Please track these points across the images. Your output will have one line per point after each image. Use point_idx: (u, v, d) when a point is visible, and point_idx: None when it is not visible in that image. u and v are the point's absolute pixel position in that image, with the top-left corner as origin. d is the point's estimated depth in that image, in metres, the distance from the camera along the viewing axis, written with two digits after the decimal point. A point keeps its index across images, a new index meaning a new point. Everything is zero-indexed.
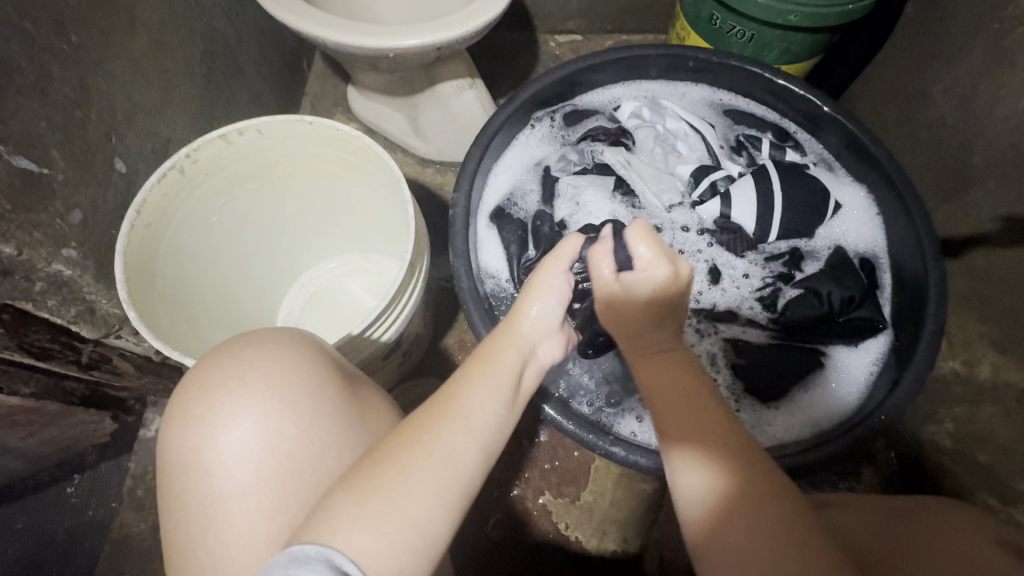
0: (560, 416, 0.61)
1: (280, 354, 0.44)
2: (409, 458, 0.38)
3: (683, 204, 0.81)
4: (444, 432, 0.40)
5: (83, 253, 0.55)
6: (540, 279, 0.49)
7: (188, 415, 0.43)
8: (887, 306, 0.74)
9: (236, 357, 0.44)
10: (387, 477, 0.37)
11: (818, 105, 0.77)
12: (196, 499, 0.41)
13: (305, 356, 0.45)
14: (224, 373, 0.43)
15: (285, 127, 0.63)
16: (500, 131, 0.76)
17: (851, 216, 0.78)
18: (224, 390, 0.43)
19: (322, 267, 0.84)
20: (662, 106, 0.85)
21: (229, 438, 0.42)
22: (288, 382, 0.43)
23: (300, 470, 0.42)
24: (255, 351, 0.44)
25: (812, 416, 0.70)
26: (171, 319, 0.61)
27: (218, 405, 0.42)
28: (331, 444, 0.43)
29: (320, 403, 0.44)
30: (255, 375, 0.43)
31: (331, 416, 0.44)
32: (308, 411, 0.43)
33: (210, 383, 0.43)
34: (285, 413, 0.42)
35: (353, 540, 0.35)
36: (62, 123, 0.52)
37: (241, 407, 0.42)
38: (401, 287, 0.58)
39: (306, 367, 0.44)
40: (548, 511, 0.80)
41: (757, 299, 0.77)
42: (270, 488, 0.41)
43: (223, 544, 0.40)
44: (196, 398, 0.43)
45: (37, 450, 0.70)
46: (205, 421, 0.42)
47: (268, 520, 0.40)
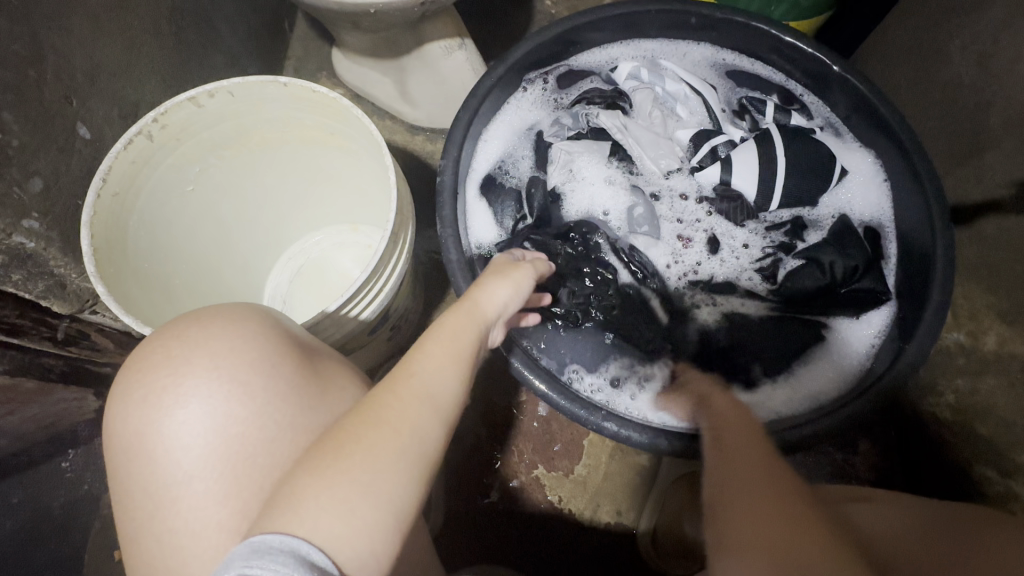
0: (541, 382, 0.60)
1: (229, 331, 0.42)
2: (378, 441, 0.37)
3: (682, 170, 0.77)
4: (413, 412, 0.39)
5: (46, 225, 0.52)
6: (517, 275, 0.54)
7: (130, 396, 0.41)
8: (892, 277, 0.72)
9: (182, 336, 0.42)
10: (357, 459, 0.36)
11: (826, 64, 0.72)
12: (142, 484, 0.40)
13: (255, 334, 0.43)
14: (171, 353, 0.41)
15: (260, 89, 0.59)
16: (490, 94, 0.72)
17: (857, 183, 0.75)
18: (168, 371, 0.41)
19: (304, 241, 0.81)
20: (661, 67, 0.80)
21: (175, 421, 0.40)
22: (238, 361, 0.41)
23: (252, 454, 0.40)
24: (203, 328, 0.42)
25: (810, 390, 0.67)
26: (145, 294, 0.58)
27: (162, 386, 0.41)
28: (285, 426, 0.41)
29: (274, 381, 0.42)
30: (203, 354, 0.41)
31: (286, 395, 0.42)
32: (260, 392, 0.41)
33: (153, 363, 0.41)
34: (236, 393, 0.41)
35: (324, 526, 0.33)
36: (15, 84, 0.48)
37: (187, 387, 0.40)
38: (383, 258, 0.55)
39: (257, 345, 0.43)
40: (541, 483, 0.80)
41: (757, 270, 0.74)
42: (222, 472, 0.40)
43: (172, 531, 0.39)
44: (140, 379, 0.41)
45: (22, 427, 0.69)
46: (149, 404, 0.40)
47: (220, 506, 0.39)
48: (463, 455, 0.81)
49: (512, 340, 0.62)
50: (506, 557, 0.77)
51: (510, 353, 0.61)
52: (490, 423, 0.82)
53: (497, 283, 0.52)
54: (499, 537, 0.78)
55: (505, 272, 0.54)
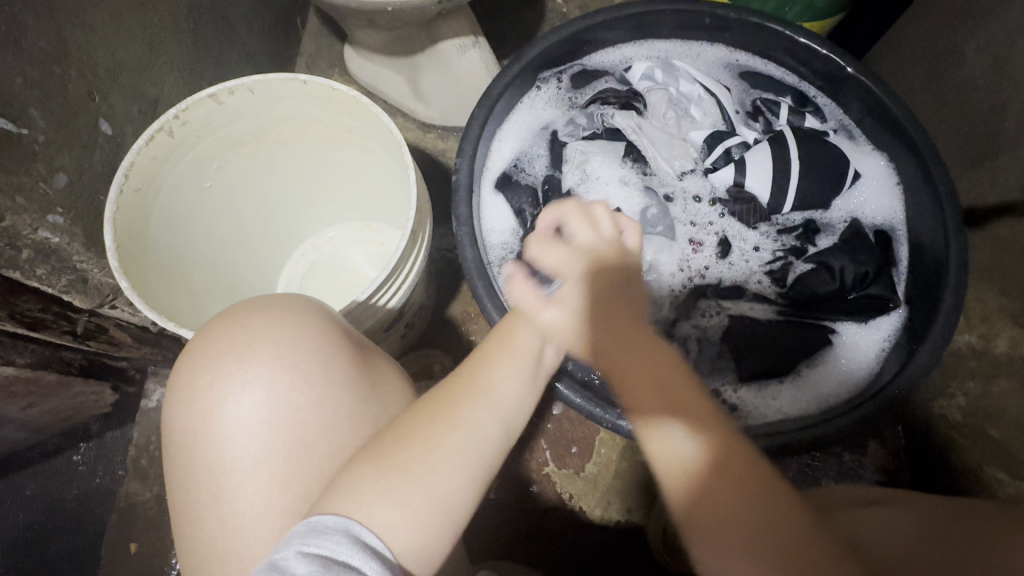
0: (561, 383, 0.60)
1: (289, 322, 0.43)
2: (435, 436, 0.40)
3: (695, 171, 0.77)
4: (469, 410, 0.42)
5: (70, 220, 0.52)
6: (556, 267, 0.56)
7: (195, 382, 0.42)
8: (902, 284, 0.72)
9: (244, 325, 0.43)
10: (412, 453, 0.39)
11: (840, 66, 0.72)
12: (204, 467, 0.40)
13: (313, 326, 0.43)
14: (233, 341, 0.42)
15: (279, 85, 0.60)
16: (505, 93, 0.72)
17: (870, 185, 0.75)
18: (232, 358, 0.41)
19: (322, 236, 0.81)
20: (675, 68, 0.81)
21: (239, 407, 0.40)
22: (299, 350, 0.42)
23: (311, 440, 0.41)
24: (265, 318, 0.43)
25: (819, 392, 0.68)
26: (166, 288, 0.59)
27: (227, 372, 0.41)
28: (342, 414, 0.42)
29: (331, 372, 0.42)
30: (266, 343, 0.42)
31: (343, 385, 0.43)
32: (320, 382, 0.42)
33: (215, 349, 0.42)
34: (297, 382, 0.41)
35: (379, 512, 0.37)
36: (40, 80, 0.48)
37: (252, 374, 0.41)
38: (403, 255, 0.56)
39: (315, 336, 0.43)
40: (552, 480, 0.81)
41: (766, 274, 0.75)
42: (281, 459, 0.40)
43: (235, 514, 0.39)
44: (202, 365, 0.42)
45: (39, 420, 0.69)
46: (212, 389, 0.41)
47: (281, 491, 0.40)
48: None
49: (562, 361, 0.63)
50: (516, 553, 0.78)
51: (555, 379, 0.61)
52: None
53: (550, 283, 0.55)
54: (509, 532, 0.79)
55: (546, 269, 0.56)
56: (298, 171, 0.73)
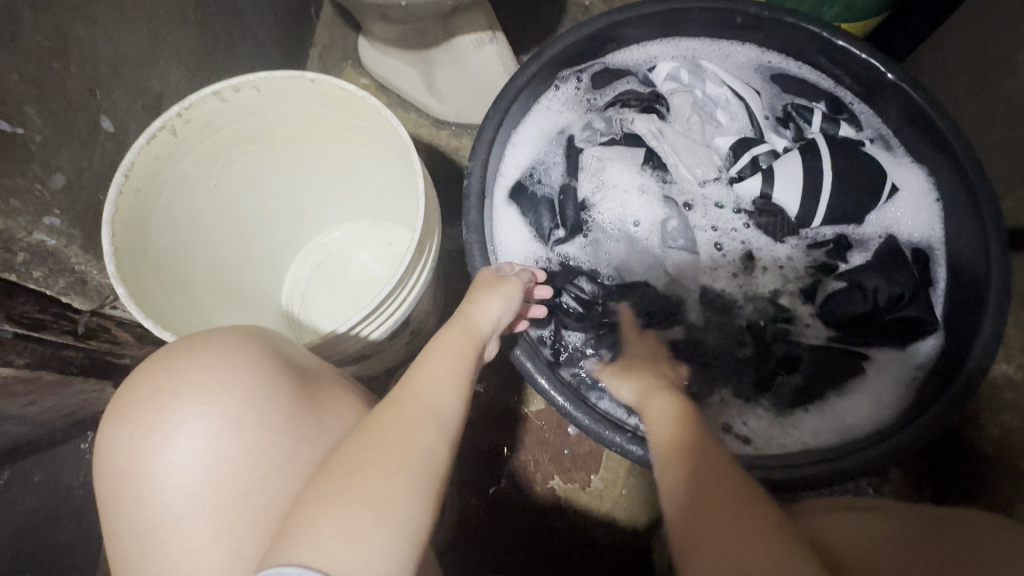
0: (546, 382, 0.58)
1: (219, 362, 0.41)
2: (388, 463, 0.38)
3: (719, 180, 0.74)
4: (417, 430, 0.41)
5: (67, 222, 0.51)
6: (508, 288, 0.55)
7: (119, 432, 0.41)
8: (940, 307, 0.67)
9: (171, 369, 0.41)
10: (367, 485, 0.36)
11: (880, 72, 0.67)
12: (136, 523, 0.39)
13: (246, 368, 0.42)
14: (161, 388, 0.41)
15: (285, 84, 0.57)
16: (522, 94, 0.69)
17: (908, 201, 0.70)
18: (156, 407, 0.40)
19: (321, 240, 0.79)
20: (702, 69, 0.77)
21: (165, 459, 0.39)
22: (229, 394, 0.40)
23: (245, 491, 0.39)
24: (194, 359, 0.41)
25: (843, 421, 0.64)
26: (167, 295, 0.57)
27: (151, 422, 0.40)
28: (280, 461, 0.40)
29: (267, 414, 0.41)
30: (193, 388, 0.40)
31: (281, 428, 0.41)
32: (253, 426, 0.40)
33: (142, 397, 0.41)
34: (228, 429, 0.40)
35: (340, 554, 0.33)
36: (37, 76, 0.46)
37: (178, 422, 0.40)
38: (409, 268, 0.54)
39: (250, 376, 0.41)
40: (557, 494, 0.79)
41: (795, 292, 0.71)
42: (214, 511, 0.39)
43: (165, 572, 0.38)
44: (131, 415, 0.41)
45: (42, 415, 0.68)
46: (137, 441, 0.40)
47: (211, 547, 0.38)
48: (477, 460, 0.80)
49: (516, 333, 0.62)
50: (519, 566, 0.77)
51: (514, 346, 0.61)
52: (507, 429, 0.80)
53: (486, 299, 0.53)
54: (512, 545, 0.77)
55: (496, 286, 0.55)
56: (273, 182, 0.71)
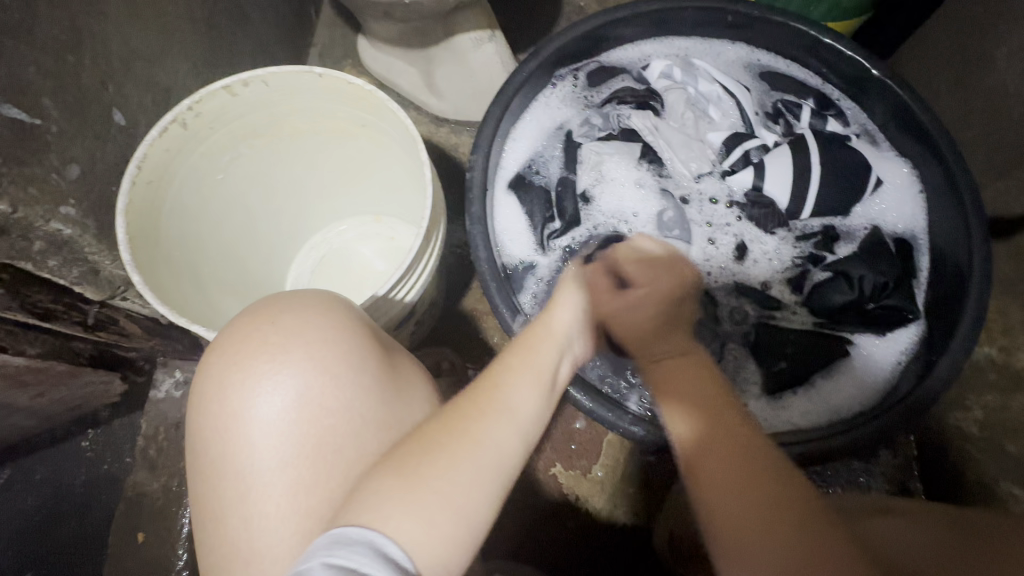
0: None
1: (321, 324, 0.43)
2: (459, 448, 0.39)
3: (712, 174, 0.76)
4: (490, 422, 0.41)
5: (82, 212, 0.52)
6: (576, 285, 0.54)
7: (227, 379, 0.41)
8: (921, 296, 0.70)
9: (276, 322, 0.43)
10: (435, 468, 0.38)
11: (866, 68, 0.70)
12: (232, 468, 0.40)
13: (345, 331, 0.43)
14: (266, 341, 0.42)
15: (293, 79, 0.59)
16: (521, 90, 0.71)
17: (892, 193, 0.73)
18: (264, 358, 0.41)
19: (332, 231, 0.80)
20: (694, 67, 0.79)
21: (268, 408, 0.40)
22: (330, 354, 0.42)
23: (337, 445, 0.40)
24: (298, 318, 0.43)
25: (832, 402, 0.67)
26: (176, 282, 0.58)
27: (259, 372, 0.41)
28: (369, 419, 0.42)
29: (360, 377, 0.42)
30: (297, 343, 0.42)
31: (372, 391, 0.42)
32: (349, 386, 0.42)
33: (245, 347, 0.42)
34: (327, 387, 0.41)
35: (404, 529, 0.35)
36: (53, 68, 0.48)
37: (283, 376, 0.41)
38: (417, 256, 0.55)
39: (346, 340, 0.43)
40: (559, 481, 0.80)
41: (785, 282, 0.74)
42: (306, 461, 0.40)
43: (260, 516, 0.39)
44: (234, 363, 0.42)
45: (48, 408, 0.69)
46: (242, 389, 0.41)
47: (306, 493, 0.39)
48: None
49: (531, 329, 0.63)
50: (521, 551, 0.78)
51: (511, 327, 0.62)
52: None
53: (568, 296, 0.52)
54: (514, 532, 0.79)
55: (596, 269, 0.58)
56: (321, 166, 0.73)
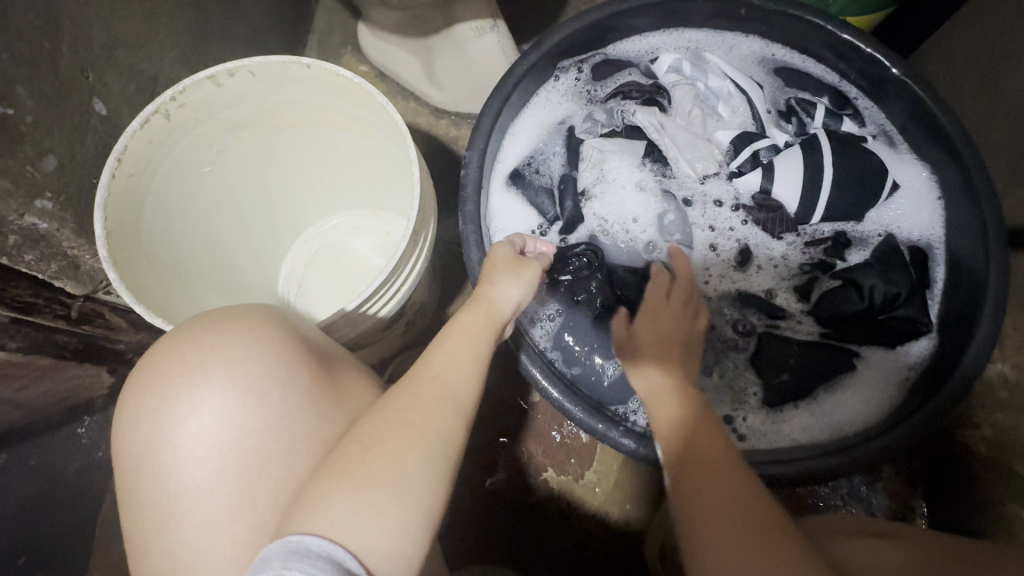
0: (540, 372, 0.58)
1: (243, 337, 0.41)
2: (404, 443, 0.39)
3: (719, 175, 0.73)
4: (432, 410, 0.42)
5: (59, 205, 0.50)
6: (527, 272, 0.55)
7: (144, 404, 0.40)
8: (935, 308, 0.67)
9: (197, 341, 0.41)
10: (381, 464, 0.38)
11: (885, 66, 0.67)
12: (155, 495, 0.39)
13: (271, 343, 0.41)
14: (184, 360, 0.40)
15: (281, 70, 0.57)
16: (521, 83, 0.68)
17: (908, 199, 0.70)
18: (181, 379, 0.40)
19: (325, 225, 0.79)
20: (705, 61, 0.76)
21: (188, 431, 0.39)
22: (255, 370, 0.40)
23: (266, 466, 0.39)
24: (217, 333, 0.41)
25: (834, 418, 0.64)
26: (161, 279, 0.57)
27: (175, 394, 0.39)
28: (301, 437, 0.40)
29: (290, 393, 0.40)
30: (219, 362, 0.40)
31: (303, 405, 0.40)
32: (277, 402, 0.40)
33: (166, 369, 0.40)
34: (252, 404, 0.39)
35: (355, 527, 0.35)
36: (28, 56, 0.46)
37: (201, 396, 0.39)
38: (403, 258, 0.53)
39: (273, 353, 0.41)
40: (551, 486, 0.79)
41: (791, 289, 0.71)
42: (232, 486, 0.38)
43: (182, 544, 0.38)
44: (152, 386, 0.40)
45: (38, 399, 0.68)
46: (160, 413, 0.39)
47: (231, 520, 0.37)
48: (473, 451, 0.80)
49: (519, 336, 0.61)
50: (510, 557, 0.77)
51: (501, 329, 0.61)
52: (502, 420, 0.81)
53: (503, 285, 0.53)
54: (503, 536, 0.78)
55: (514, 267, 0.55)
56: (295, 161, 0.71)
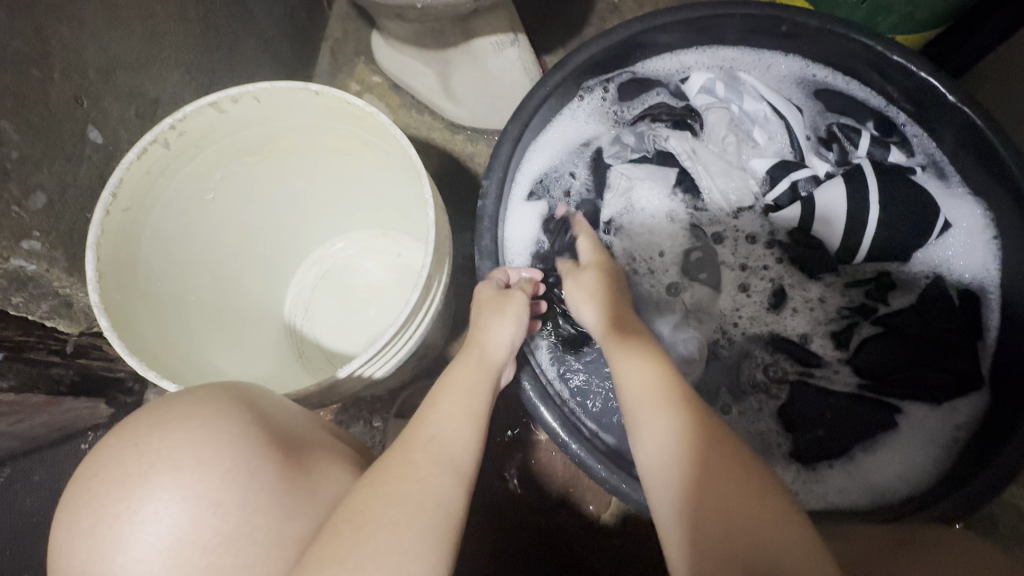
0: (558, 424, 0.54)
1: (199, 433, 0.35)
2: (399, 518, 0.37)
3: (754, 208, 0.68)
4: (430, 480, 0.40)
5: (49, 244, 0.47)
6: (513, 308, 0.54)
7: (75, 525, 0.33)
8: (986, 362, 0.61)
9: (141, 445, 0.34)
10: (378, 543, 0.35)
11: (939, 93, 0.61)
12: None
13: (230, 440, 0.35)
14: (124, 470, 0.33)
15: (287, 95, 0.53)
16: (543, 105, 0.64)
17: (962, 238, 0.64)
18: (120, 494, 0.33)
19: (330, 249, 0.75)
20: (739, 81, 0.71)
21: (131, 558, 0.32)
22: (213, 473, 0.34)
23: None
24: (167, 432, 0.35)
25: (872, 480, 0.59)
26: (157, 319, 0.53)
27: (115, 514, 0.33)
28: (272, 545, 0.35)
29: (256, 493, 0.35)
30: (167, 470, 0.34)
31: (270, 508, 0.35)
32: (240, 509, 0.35)
33: (99, 483, 0.33)
34: (212, 513, 0.34)
35: None
36: (14, 86, 0.42)
37: (146, 514, 0.33)
38: (415, 307, 0.49)
39: (237, 450, 0.35)
40: (566, 526, 0.75)
41: (829, 334, 0.66)
42: None
43: None
44: (85, 504, 0.33)
45: (34, 431, 0.65)
46: (95, 538, 0.32)
47: None
48: (485, 487, 0.76)
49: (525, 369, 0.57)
50: None
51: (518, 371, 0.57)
52: (517, 454, 0.77)
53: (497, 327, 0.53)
54: None
55: (500, 307, 0.54)
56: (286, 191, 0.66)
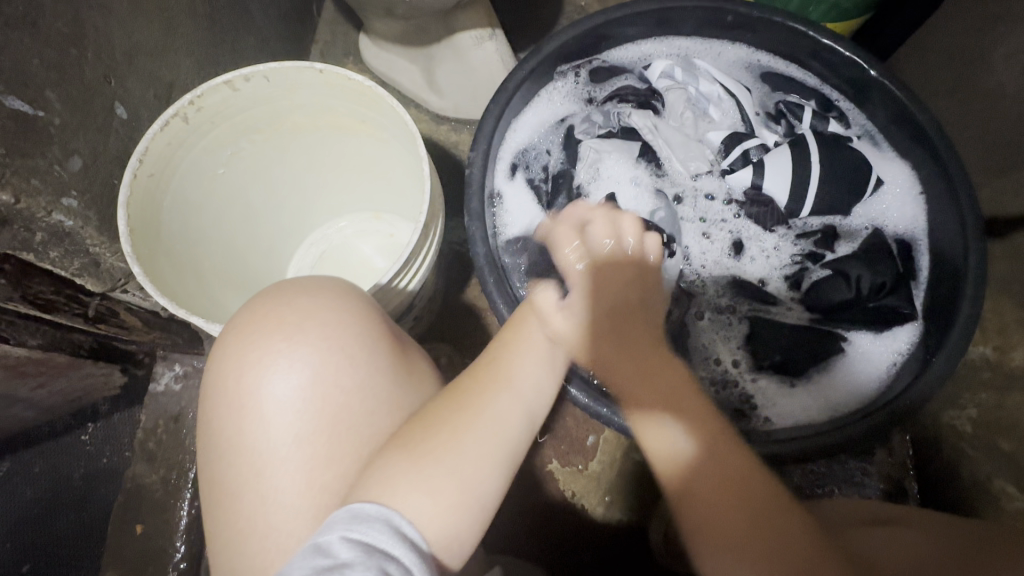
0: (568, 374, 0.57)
1: (334, 304, 0.45)
2: (459, 423, 0.43)
3: (712, 172, 0.77)
4: (490, 397, 0.46)
5: (84, 203, 0.53)
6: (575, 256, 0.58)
7: (243, 357, 0.43)
8: (920, 297, 0.70)
9: (294, 303, 0.45)
10: (442, 440, 0.42)
11: (863, 68, 0.71)
12: (247, 445, 0.42)
13: (359, 310, 0.46)
14: (282, 320, 0.44)
15: (294, 75, 0.59)
16: (522, 86, 0.71)
17: (893, 195, 0.73)
18: (282, 336, 0.43)
19: (333, 226, 0.81)
20: (695, 67, 0.80)
21: (286, 385, 0.42)
22: (348, 333, 0.44)
23: (354, 422, 0.43)
24: (311, 296, 0.45)
25: (832, 399, 0.67)
26: (178, 276, 0.59)
27: (276, 349, 0.43)
28: (383, 399, 0.44)
29: (376, 356, 0.45)
30: (315, 325, 0.44)
31: (385, 369, 0.45)
32: (365, 364, 0.44)
33: (265, 328, 0.44)
34: (342, 364, 0.43)
35: (411, 501, 0.39)
36: (57, 61, 0.48)
37: (299, 355, 0.43)
38: (416, 249, 0.56)
39: (362, 320, 0.45)
40: (555, 477, 0.81)
41: (783, 278, 0.74)
42: (325, 437, 0.42)
43: (275, 490, 0.41)
44: (252, 340, 0.43)
45: (49, 399, 0.70)
46: (261, 365, 0.43)
47: (322, 468, 0.42)
48: None
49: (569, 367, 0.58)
50: (523, 547, 0.78)
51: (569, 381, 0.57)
52: None
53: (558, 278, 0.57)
54: (508, 525, 0.79)
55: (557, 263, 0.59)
56: (326, 162, 0.74)
